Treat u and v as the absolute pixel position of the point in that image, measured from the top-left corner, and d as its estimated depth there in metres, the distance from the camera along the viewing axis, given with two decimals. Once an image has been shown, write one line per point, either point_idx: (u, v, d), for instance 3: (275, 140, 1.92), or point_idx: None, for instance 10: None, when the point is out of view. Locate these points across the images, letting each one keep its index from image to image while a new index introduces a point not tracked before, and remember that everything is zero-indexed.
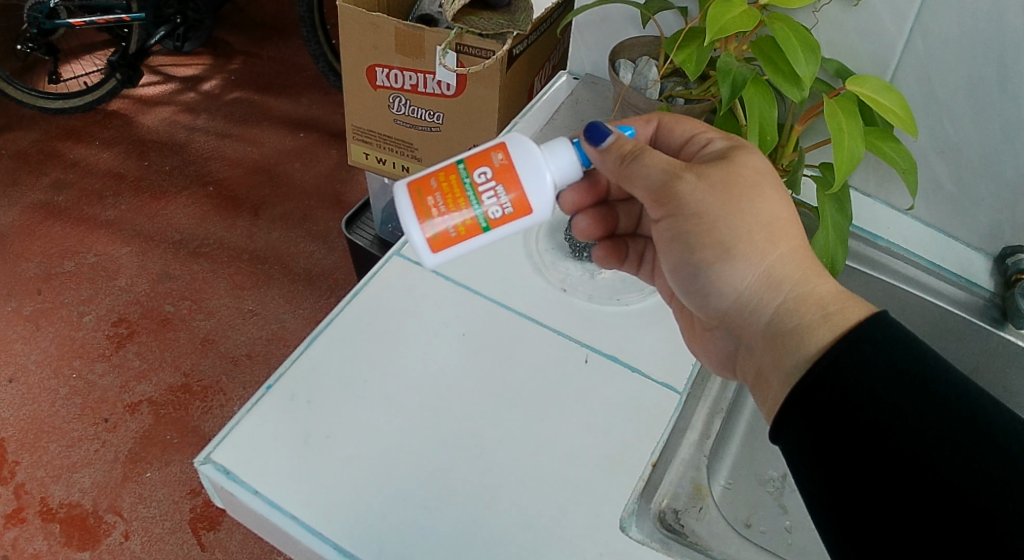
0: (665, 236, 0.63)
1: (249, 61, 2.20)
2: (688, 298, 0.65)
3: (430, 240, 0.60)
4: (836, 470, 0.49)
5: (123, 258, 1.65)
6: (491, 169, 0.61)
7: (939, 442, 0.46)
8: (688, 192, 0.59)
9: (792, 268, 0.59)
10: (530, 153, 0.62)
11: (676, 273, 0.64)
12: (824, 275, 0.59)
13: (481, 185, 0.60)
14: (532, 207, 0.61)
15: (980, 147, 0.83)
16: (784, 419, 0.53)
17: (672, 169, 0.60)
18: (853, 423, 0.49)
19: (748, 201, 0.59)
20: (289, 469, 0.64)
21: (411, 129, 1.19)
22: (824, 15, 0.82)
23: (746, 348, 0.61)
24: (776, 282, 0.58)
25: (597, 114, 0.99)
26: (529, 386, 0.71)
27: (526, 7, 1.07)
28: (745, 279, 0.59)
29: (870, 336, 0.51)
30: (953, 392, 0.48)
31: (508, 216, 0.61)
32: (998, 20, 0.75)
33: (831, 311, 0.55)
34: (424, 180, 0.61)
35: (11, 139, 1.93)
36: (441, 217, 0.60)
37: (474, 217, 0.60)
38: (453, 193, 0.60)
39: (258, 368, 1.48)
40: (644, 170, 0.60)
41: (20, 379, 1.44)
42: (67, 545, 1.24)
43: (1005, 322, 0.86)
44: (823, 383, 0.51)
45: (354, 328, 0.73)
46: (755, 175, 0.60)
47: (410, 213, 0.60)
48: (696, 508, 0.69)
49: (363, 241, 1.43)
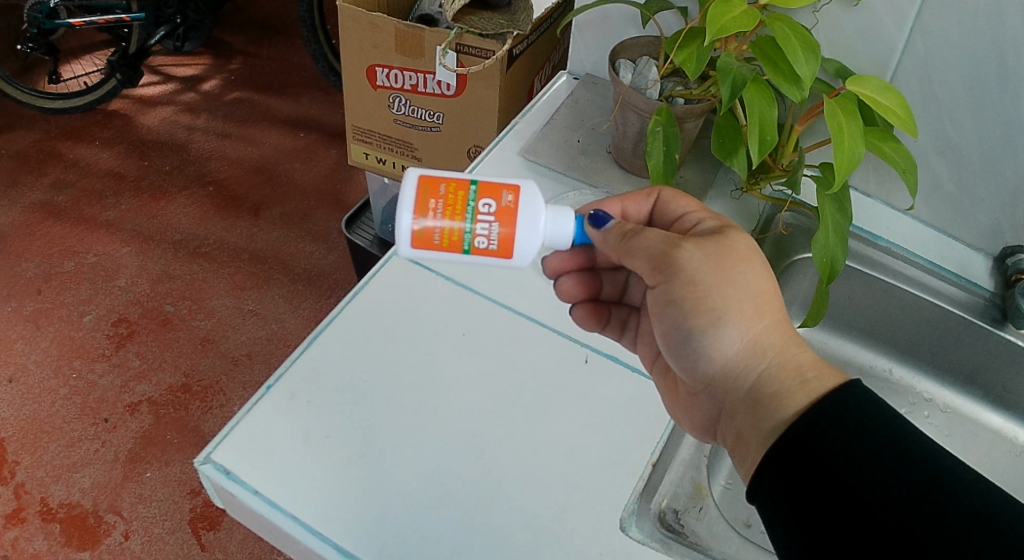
0: (658, 302, 0.61)
1: (249, 61, 2.20)
2: (675, 361, 0.62)
3: (414, 233, 0.60)
4: (811, 529, 0.48)
5: (123, 258, 1.65)
6: (499, 201, 0.61)
7: (909, 501, 0.46)
8: (686, 259, 0.58)
9: (775, 337, 0.58)
10: (538, 209, 0.61)
11: (662, 337, 0.62)
12: (804, 344, 0.58)
13: (480, 213, 0.60)
14: (513, 254, 0.61)
15: (980, 147, 0.83)
16: (760, 477, 0.52)
17: (671, 239, 0.59)
18: (827, 482, 0.48)
19: (739, 273, 0.58)
20: (288, 471, 0.64)
21: (411, 129, 1.19)
22: (824, 14, 0.82)
23: (727, 413, 0.59)
24: (760, 349, 0.57)
25: (598, 115, 0.98)
26: (529, 386, 0.71)
27: (527, 7, 1.07)
28: (733, 345, 0.58)
29: (843, 399, 0.51)
30: (919, 452, 0.48)
31: (489, 251, 0.61)
32: (998, 20, 0.75)
33: (808, 378, 0.55)
34: (439, 181, 0.61)
35: (11, 139, 1.93)
36: (432, 220, 0.60)
37: (461, 235, 0.60)
38: (454, 205, 0.60)
39: (258, 367, 1.48)
40: (645, 243, 0.60)
41: (20, 379, 1.44)
42: (67, 544, 1.24)
43: (1005, 322, 0.85)
44: (803, 445, 0.50)
45: (354, 328, 0.73)
46: (748, 251, 0.60)
47: (409, 203, 0.60)
48: (696, 508, 0.70)
49: (363, 241, 1.43)
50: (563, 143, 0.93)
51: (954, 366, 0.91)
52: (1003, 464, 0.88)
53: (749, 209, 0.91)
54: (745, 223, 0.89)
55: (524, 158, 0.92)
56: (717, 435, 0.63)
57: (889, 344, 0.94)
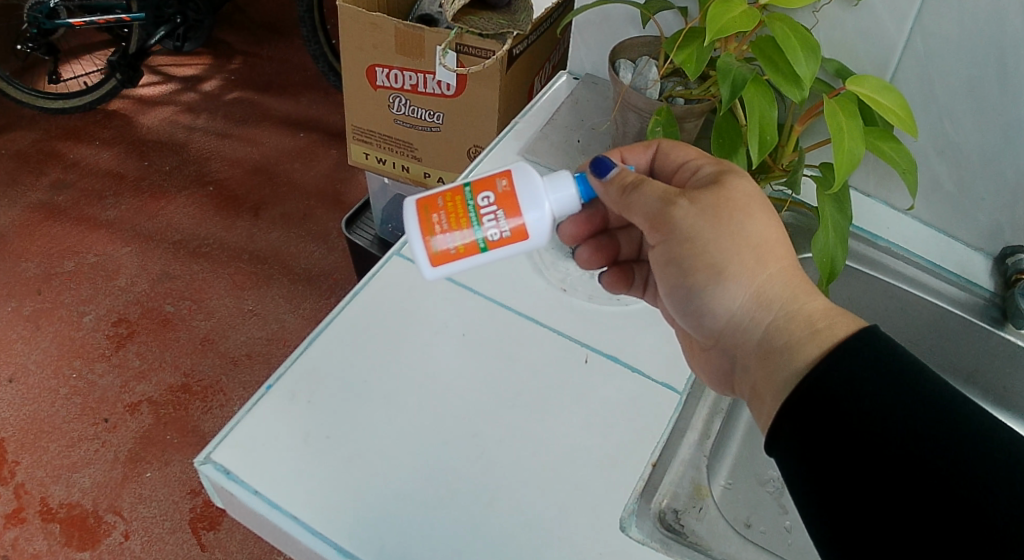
0: (660, 262, 0.62)
1: (249, 61, 2.20)
2: (683, 319, 0.64)
3: (430, 255, 0.61)
4: (827, 483, 0.49)
5: (123, 258, 1.65)
6: (495, 192, 0.61)
7: (928, 451, 0.46)
8: (681, 217, 0.59)
9: (782, 286, 0.58)
10: (534, 185, 0.62)
11: (669, 298, 0.64)
12: (814, 293, 0.58)
13: (483, 208, 0.61)
14: (529, 234, 0.61)
15: (980, 147, 0.83)
16: (776, 431, 0.52)
17: (667, 196, 0.60)
18: (843, 434, 0.48)
19: (738, 223, 0.58)
20: (289, 469, 0.64)
21: (411, 129, 1.19)
22: (824, 14, 0.82)
23: (741, 367, 0.60)
24: (766, 300, 0.58)
25: (597, 115, 0.98)
26: (530, 386, 0.71)
27: (527, 7, 1.07)
28: (738, 298, 0.59)
29: (857, 348, 0.51)
30: (939, 401, 0.47)
31: (506, 240, 0.61)
32: (998, 20, 0.75)
33: (819, 327, 0.55)
34: (437, 200, 0.61)
35: (10, 139, 1.93)
36: (443, 235, 0.60)
37: (474, 239, 0.61)
38: (457, 212, 0.61)
39: (258, 367, 1.48)
40: (643, 199, 0.60)
41: (20, 379, 1.44)
42: (67, 545, 1.24)
43: (1006, 322, 0.85)
44: (812, 393, 0.51)
45: (353, 328, 0.73)
46: (745, 199, 0.60)
47: (418, 233, 0.61)
48: (696, 509, 0.68)
49: (363, 241, 1.43)
50: (563, 143, 0.93)
51: (954, 366, 0.90)
52: None
53: None
54: None
55: (524, 158, 0.92)
56: (733, 387, 0.65)
57: None
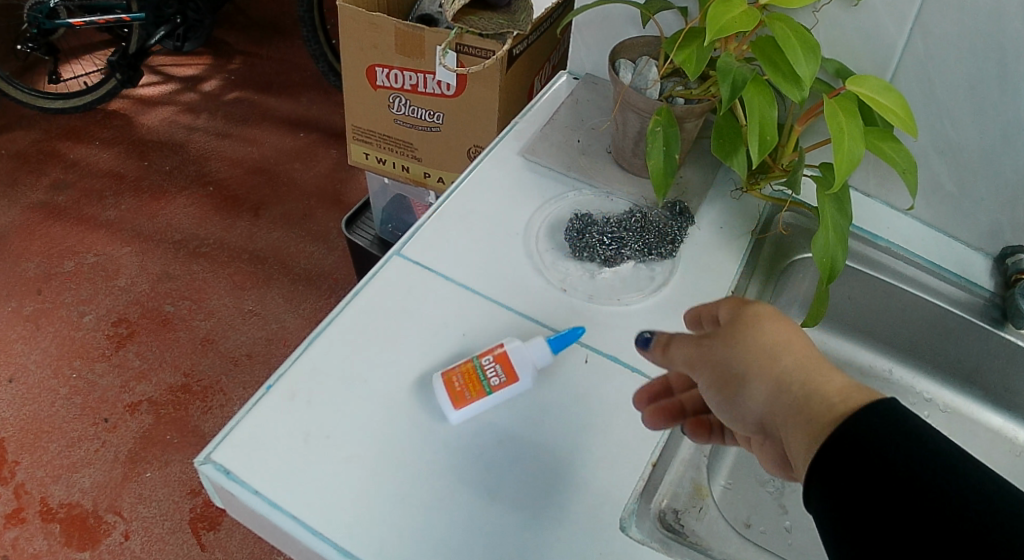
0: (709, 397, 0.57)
1: (249, 61, 2.20)
2: (735, 424, 0.57)
3: (452, 403, 0.67)
4: None
5: (123, 258, 1.65)
6: (494, 354, 0.71)
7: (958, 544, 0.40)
8: (712, 356, 0.55)
9: (796, 366, 0.52)
10: (522, 348, 0.71)
11: (687, 369, 0.62)
12: (832, 369, 0.51)
13: (488, 368, 0.70)
14: (519, 375, 0.70)
15: (980, 146, 0.84)
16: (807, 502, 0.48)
17: (697, 342, 0.57)
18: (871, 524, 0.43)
19: (754, 330, 0.54)
20: (289, 469, 0.64)
21: (411, 129, 1.19)
22: (824, 15, 0.82)
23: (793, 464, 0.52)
24: (785, 386, 0.52)
25: (597, 115, 0.98)
26: (530, 387, 0.71)
27: (526, 7, 1.07)
28: (762, 399, 0.53)
29: (866, 421, 0.46)
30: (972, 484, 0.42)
31: (506, 382, 0.69)
32: (998, 20, 0.75)
33: (834, 403, 0.49)
34: (452, 372, 0.69)
35: (11, 139, 1.93)
36: (462, 397, 0.68)
37: (483, 388, 0.68)
38: (467, 375, 0.69)
39: (258, 367, 1.48)
40: (680, 354, 0.58)
41: (20, 379, 1.44)
42: (67, 544, 1.24)
43: (1006, 322, 0.85)
44: (839, 442, 0.46)
45: (353, 328, 0.73)
46: (767, 317, 0.55)
47: (445, 398, 0.68)
48: (696, 508, 0.69)
49: (363, 241, 1.44)
50: (563, 143, 0.93)
51: (954, 366, 0.91)
52: (1002, 464, 0.88)
53: (749, 209, 0.90)
54: (744, 222, 0.89)
55: (524, 158, 0.92)
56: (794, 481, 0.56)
57: (889, 343, 0.93)
